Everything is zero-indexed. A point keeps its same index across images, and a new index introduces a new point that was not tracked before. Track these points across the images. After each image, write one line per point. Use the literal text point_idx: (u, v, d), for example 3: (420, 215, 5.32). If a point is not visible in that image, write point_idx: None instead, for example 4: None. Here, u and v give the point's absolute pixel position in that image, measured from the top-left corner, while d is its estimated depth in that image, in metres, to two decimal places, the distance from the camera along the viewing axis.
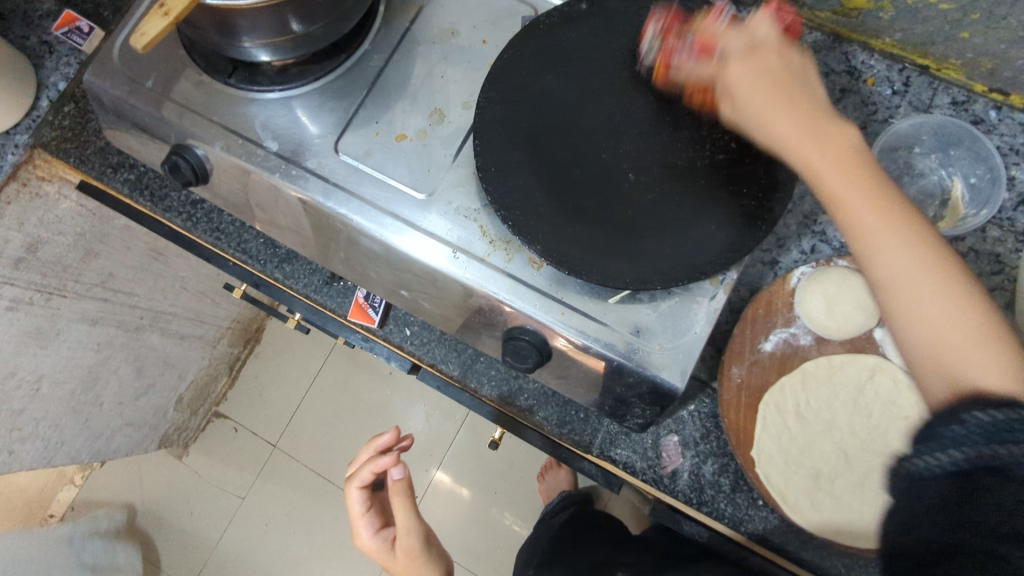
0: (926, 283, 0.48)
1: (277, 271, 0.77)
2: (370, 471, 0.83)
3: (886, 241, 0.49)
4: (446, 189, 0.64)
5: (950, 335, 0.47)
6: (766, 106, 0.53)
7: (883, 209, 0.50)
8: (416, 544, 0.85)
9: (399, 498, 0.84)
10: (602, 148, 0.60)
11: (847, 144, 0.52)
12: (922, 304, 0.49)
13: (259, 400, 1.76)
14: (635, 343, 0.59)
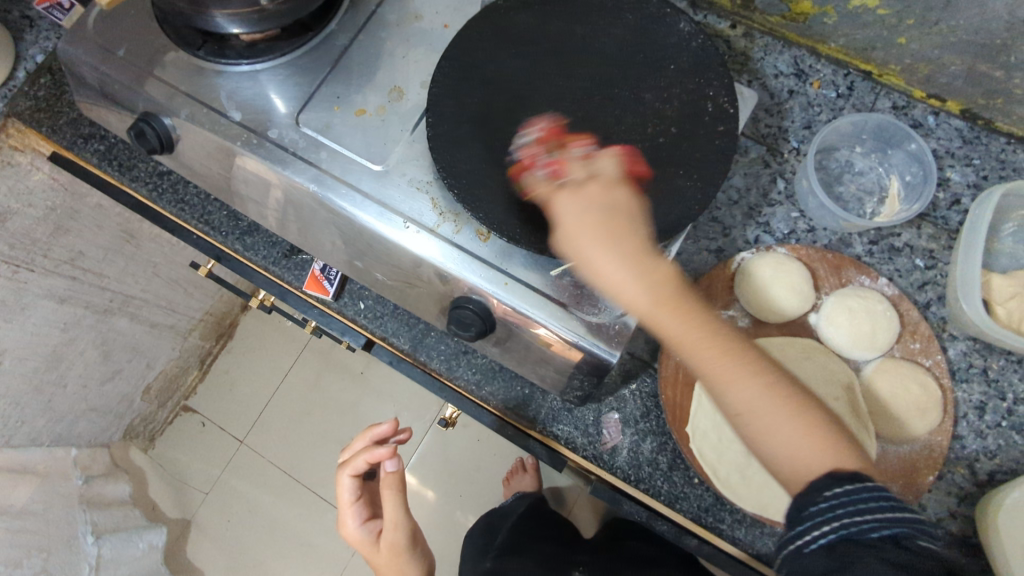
0: (782, 418, 0.52)
1: (237, 243, 0.79)
2: (364, 459, 0.81)
3: (734, 375, 0.54)
4: (401, 162, 0.67)
5: (808, 461, 0.52)
6: (591, 242, 0.56)
7: (735, 350, 0.54)
8: (402, 542, 0.82)
9: (391, 492, 0.82)
10: (550, 128, 0.64)
11: (653, 274, 0.55)
12: (769, 431, 0.53)
13: (229, 395, 1.76)
14: (576, 315, 0.62)
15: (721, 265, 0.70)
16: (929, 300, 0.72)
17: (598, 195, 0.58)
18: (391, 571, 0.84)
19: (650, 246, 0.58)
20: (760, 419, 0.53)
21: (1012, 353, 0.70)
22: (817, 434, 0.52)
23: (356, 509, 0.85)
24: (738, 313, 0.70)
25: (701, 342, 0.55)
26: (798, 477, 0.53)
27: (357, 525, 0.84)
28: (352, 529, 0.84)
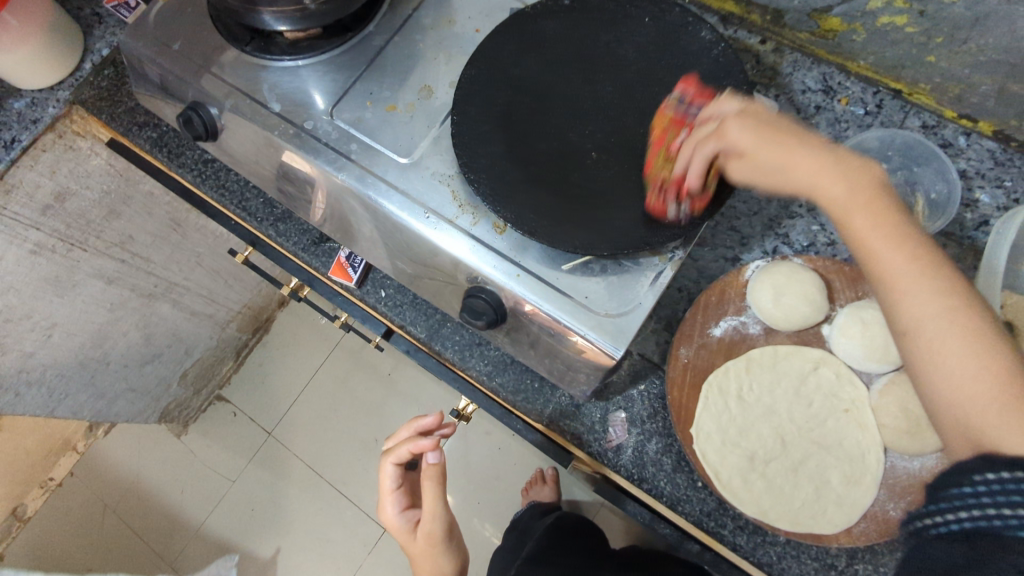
0: (959, 345, 0.51)
1: (271, 229, 0.84)
2: (410, 447, 0.83)
3: (879, 245, 0.56)
4: (428, 157, 0.70)
5: (971, 395, 0.50)
6: (793, 153, 0.58)
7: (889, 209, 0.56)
8: (439, 529, 0.85)
9: (431, 482, 0.83)
10: (570, 129, 0.66)
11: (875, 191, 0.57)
12: (941, 357, 0.52)
13: (261, 388, 1.81)
14: (584, 309, 0.63)
15: (735, 271, 0.71)
16: None
17: (767, 121, 0.59)
18: (427, 557, 0.88)
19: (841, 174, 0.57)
20: (934, 342, 0.52)
21: None
22: (983, 373, 0.50)
23: (399, 496, 0.88)
24: (750, 319, 0.70)
25: (883, 212, 0.56)
26: (964, 419, 0.51)
27: (399, 513, 0.88)
28: (394, 516, 0.88)
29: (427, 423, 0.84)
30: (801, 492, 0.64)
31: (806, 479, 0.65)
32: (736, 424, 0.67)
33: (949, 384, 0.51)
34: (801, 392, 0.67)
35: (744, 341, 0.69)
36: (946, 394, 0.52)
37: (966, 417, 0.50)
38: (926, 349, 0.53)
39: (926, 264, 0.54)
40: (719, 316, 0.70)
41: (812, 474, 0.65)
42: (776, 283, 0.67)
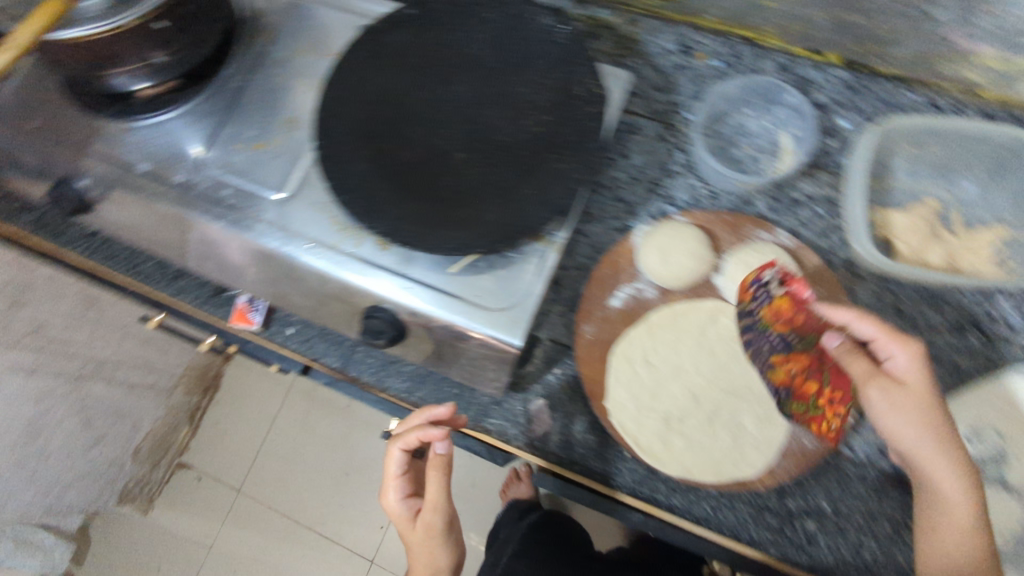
0: (965, 539, 0.61)
1: (167, 288, 0.82)
2: (417, 436, 0.68)
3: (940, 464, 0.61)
4: (302, 187, 0.70)
5: (956, 551, 0.60)
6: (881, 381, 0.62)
7: (934, 404, 0.62)
8: (440, 525, 0.73)
9: (436, 474, 0.71)
10: (433, 134, 0.67)
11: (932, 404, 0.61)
12: (942, 531, 0.61)
13: (218, 449, 1.76)
14: (477, 307, 0.64)
15: (624, 240, 0.75)
16: (834, 245, 0.73)
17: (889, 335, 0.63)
18: (425, 548, 0.75)
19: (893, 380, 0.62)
20: (942, 531, 0.61)
21: (920, 285, 0.71)
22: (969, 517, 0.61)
23: (401, 483, 0.76)
24: (646, 284, 0.73)
25: (924, 401, 0.62)
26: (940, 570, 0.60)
27: (399, 496, 0.76)
28: (394, 503, 0.75)
29: (440, 413, 0.68)
30: (715, 441, 0.67)
31: (722, 428, 0.68)
32: (648, 388, 0.70)
33: (942, 552, 0.61)
34: (702, 344, 0.71)
35: (645, 306, 0.73)
36: (935, 549, 0.61)
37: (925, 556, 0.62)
38: (931, 539, 0.62)
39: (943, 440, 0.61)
40: (615, 288, 0.73)
41: (724, 421, 0.68)
42: (660, 244, 0.72)
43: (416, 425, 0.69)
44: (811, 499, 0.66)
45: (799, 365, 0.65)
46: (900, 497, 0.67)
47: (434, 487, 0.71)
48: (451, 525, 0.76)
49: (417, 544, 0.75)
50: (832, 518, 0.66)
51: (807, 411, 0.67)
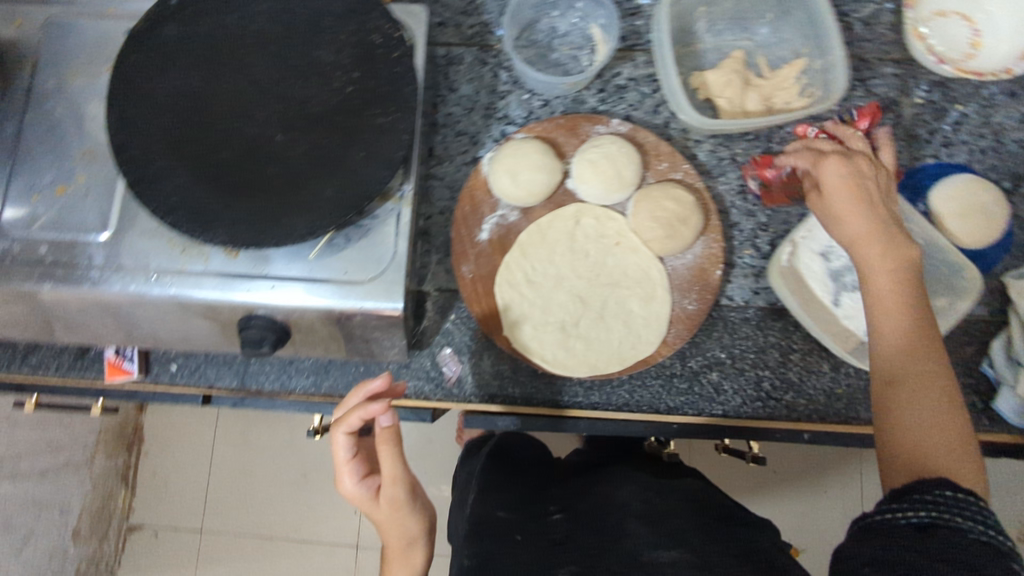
0: (944, 421, 0.53)
1: (24, 367, 0.76)
2: (360, 418, 0.59)
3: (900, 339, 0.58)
4: (127, 219, 0.65)
5: (938, 442, 0.52)
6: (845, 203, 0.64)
7: (890, 234, 0.61)
8: (406, 499, 0.62)
9: (389, 449, 0.60)
10: (243, 124, 0.63)
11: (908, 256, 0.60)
12: (916, 406, 0.55)
13: (161, 499, 1.58)
14: (349, 284, 0.63)
15: (473, 173, 0.72)
16: (667, 119, 0.77)
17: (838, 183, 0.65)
18: (398, 530, 0.64)
19: (888, 228, 0.62)
20: (916, 390, 0.55)
21: (748, 134, 0.76)
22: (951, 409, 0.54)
23: (356, 467, 0.63)
24: (507, 209, 0.73)
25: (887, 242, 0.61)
26: (909, 458, 0.53)
27: (356, 483, 0.63)
28: (351, 491, 0.63)
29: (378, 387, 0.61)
30: (614, 333, 0.71)
31: (613, 319, 0.71)
32: (539, 306, 0.71)
33: (911, 428, 0.54)
34: (576, 248, 0.72)
35: (511, 232, 0.72)
36: (911, 431, 0.54)
37: (909, 447, 0.53)
38: (908, 405, 0.55)
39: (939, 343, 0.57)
40: (481, 220, 0.72)
41: (616, 312, 0.72)
42: (507, 166, 0.69)
43: (354, 406, 0.61)
44: (706, 353, 0.73)
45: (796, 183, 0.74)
46: (779, 325, 0.75)
47: (390, 463, 0.60)
48: (418, 494, 0.65)
49: (388, 527, 0.64)
50: (730, 363, 0.73)
51: (682, 280, 0.71)
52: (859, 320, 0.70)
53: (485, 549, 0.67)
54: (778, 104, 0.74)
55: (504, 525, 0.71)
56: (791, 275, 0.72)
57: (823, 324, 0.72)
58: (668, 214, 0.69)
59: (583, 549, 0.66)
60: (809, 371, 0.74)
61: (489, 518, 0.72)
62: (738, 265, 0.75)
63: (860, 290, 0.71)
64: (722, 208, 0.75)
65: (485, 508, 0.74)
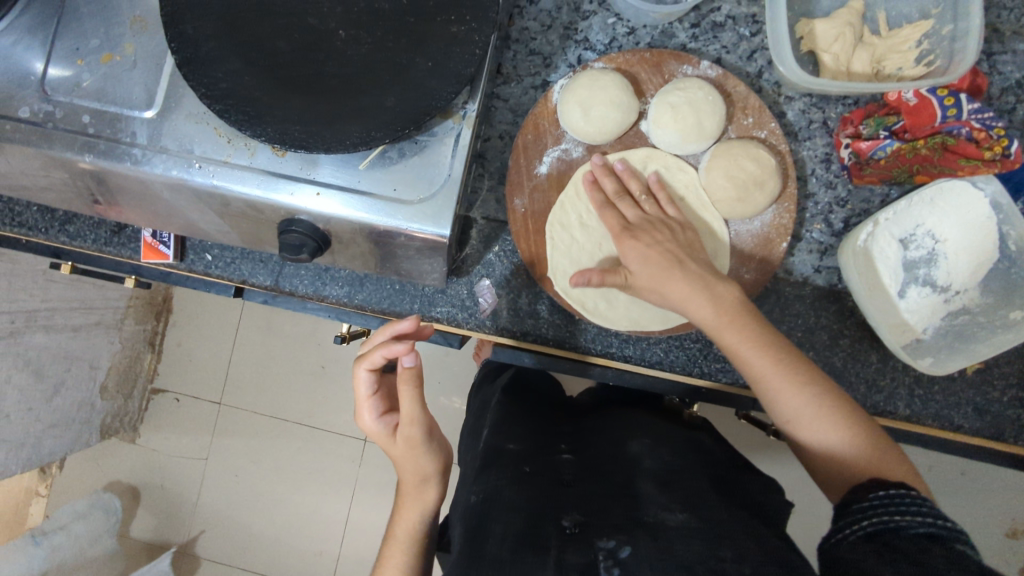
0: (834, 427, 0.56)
1: (61, 234, 0.76)
2: (382, 356, 0.61)
3: (783, 385, 0.57)
4: (174, 100, 0.62)
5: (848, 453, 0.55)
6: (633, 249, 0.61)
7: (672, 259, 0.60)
8: (421, 438, 0.64)
9: (409, 390, 0.61)
10: (306, 12, 0.58)
11: (685, 285, 0.58)
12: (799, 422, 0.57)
13: (189, 368, 1.67)
14: (397, 202, 0.59)
15: (542, 100, 0.67)
16: (761, 68, 0.70)
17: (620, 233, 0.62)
18: (411, 466, 0.66)
19: (670, 261, 0.60)
20: (805, 415, 0.57)
21: (848, 98, 0.69)
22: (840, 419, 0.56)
23: (376, 403, 0.65)
24: (571, 144, 0.68)
25: (667, 270, 0.59)
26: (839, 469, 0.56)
27: (375, 418, 0.66)
28: (370, 426, 0.65)
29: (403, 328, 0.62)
30: None
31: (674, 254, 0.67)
32: (587, 250, 0.68)
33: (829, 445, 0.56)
34: None
35: (572, 168, 0.68)
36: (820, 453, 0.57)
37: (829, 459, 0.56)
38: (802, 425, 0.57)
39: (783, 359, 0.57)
40: (542, 152, 0.67)
41: None
42: (580, 98, 0.64)
43: (380, 344, 0.62)
44: None
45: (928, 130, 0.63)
46: (834, 308, 0.69)
47: (408, 401, 0.62)
48: (435, 436, 0.66)
49: (403, 464, 0.66)
50: None
51: (744, 248, 0.66)
52: (919, 315, 0.67)
53: (492, 479, 0.67)
54: (890, 68, 0.67)
55: (513, 459, 0.71)
56: (863, 258, 0.66)
57: (884, 317, 0.67)
58: (745, 175, 0.63)
59: (587, 498, 0.65)
60: (855, 359, 0.69)
61: (500, 450, 0.72)
62: (805, 238, 0.70)
63: (931, 287, 0.68)
64: (801, 175, 0.69)
65: (497, 440, 0.74)
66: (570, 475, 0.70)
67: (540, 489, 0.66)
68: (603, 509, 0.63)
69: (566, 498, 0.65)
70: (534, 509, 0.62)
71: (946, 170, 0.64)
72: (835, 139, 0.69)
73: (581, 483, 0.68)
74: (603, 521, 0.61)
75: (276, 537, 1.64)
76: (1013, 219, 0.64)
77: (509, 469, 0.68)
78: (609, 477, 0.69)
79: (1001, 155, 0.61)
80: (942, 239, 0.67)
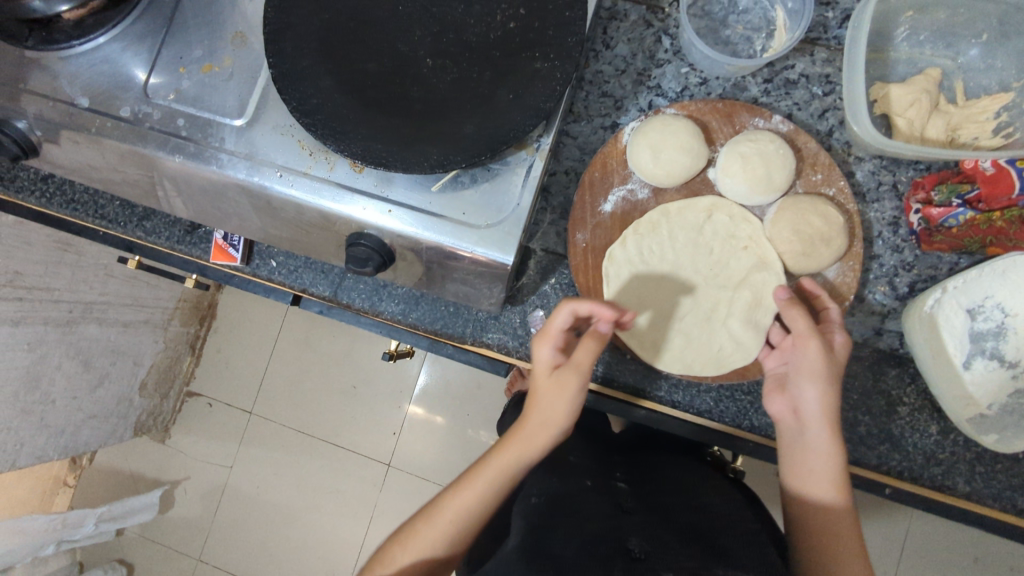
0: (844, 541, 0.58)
1: (138, 229, 0.79)
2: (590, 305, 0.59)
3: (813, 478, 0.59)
4: (264, 111, 0.65)
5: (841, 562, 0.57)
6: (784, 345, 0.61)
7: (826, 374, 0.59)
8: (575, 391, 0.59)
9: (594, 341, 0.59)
10: (398, 39, 0.61)
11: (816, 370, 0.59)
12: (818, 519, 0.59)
13: (226, 374, 1.70)
14: (464, 226, 0.61)
15: (611, 140, 0.68)
16: (832, 127, 0.70)
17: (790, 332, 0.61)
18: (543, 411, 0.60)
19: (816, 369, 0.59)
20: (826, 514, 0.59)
21: (920, 163, 0.68)
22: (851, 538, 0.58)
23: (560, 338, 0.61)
24: (637, 185, 0.69)
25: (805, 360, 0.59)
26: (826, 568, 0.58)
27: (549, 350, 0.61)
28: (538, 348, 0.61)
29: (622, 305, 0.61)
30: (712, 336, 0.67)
31: (720, 324, 0.67)
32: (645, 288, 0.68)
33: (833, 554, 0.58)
34: (699, 241, 0.68)
35: (636, 209, 0.69)
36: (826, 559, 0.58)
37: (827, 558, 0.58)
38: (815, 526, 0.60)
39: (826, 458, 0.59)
40: (608, 190, 0.68)
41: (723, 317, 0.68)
42: (651, 140, 0.65)
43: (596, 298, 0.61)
44: None
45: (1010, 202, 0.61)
46: (895, 373, 0.67)
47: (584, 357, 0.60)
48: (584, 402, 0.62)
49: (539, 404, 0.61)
50: None
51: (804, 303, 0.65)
52: (985, 391, 0.65)
53: (556, 486, 0.72)
54: (965, 137, 0.67)
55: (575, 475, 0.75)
56: (928, 325, 0.64)
57: (949, 386, 0.64)
58: (812, 231, 0.63)
59: (648, 521, 0.67)
60: (914, 429, 0.66)
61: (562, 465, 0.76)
62: (868, 299, 0.68)
63: (998, 361, 0.66)
64: (867, 236, 0.69)
65: (558, 451, 0.80)
66: (629, 500, 0.72)
67: (602, 507, 0.69)
68: (667, 535, 0.65)
69: (625, 519, 0.67)
70: (602, 525, 0.65)
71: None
72: (905, 203, 0.68)
73: (640, 510, 0.70)
74: (664, 546, 0.62)
75: (290, 553, 1.62)
76: None
77: (572, 480, 0.74)
78: (667, 514, 0.70)
79: None
80: (1012, 313, 0.65)
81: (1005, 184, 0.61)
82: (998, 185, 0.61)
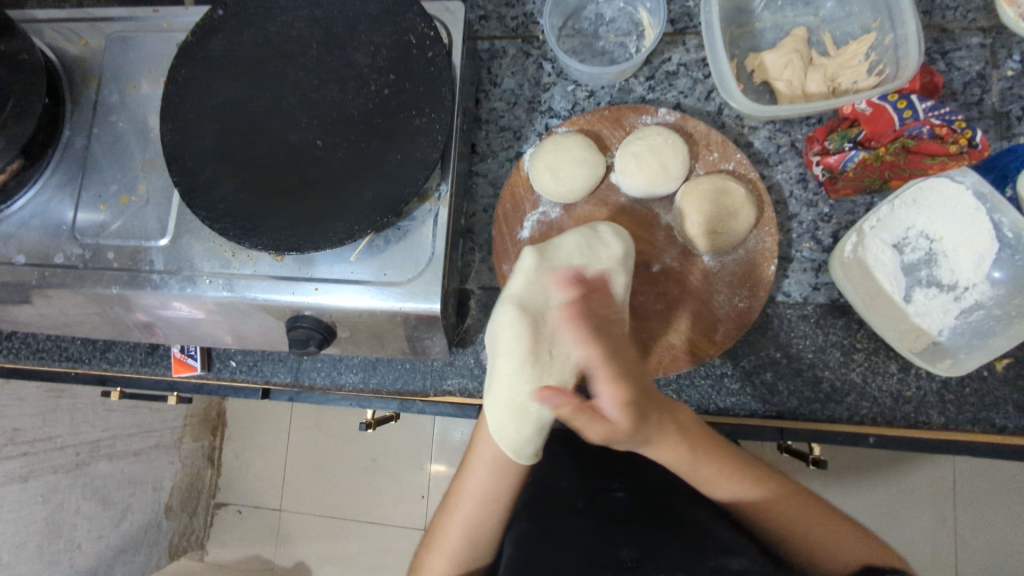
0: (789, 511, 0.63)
1: (103, 361, 0.82)
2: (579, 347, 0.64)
3: (720, 477, 0.65)
4: (183, 225, 0.68)
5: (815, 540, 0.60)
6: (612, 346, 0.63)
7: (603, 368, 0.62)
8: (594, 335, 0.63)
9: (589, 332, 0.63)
10: (287, 130, 0.65)
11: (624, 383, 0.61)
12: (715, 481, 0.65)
13: (248, 478, 1.71)
14: (388, 285, 0.63)
15: (515, 169, 0.71)
16: (720, 105, 0.73)
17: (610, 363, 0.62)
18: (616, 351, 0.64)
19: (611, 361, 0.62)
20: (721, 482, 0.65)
21: (811, 118, 0.71)
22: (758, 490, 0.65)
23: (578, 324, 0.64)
24: (549, 206, 0.71)
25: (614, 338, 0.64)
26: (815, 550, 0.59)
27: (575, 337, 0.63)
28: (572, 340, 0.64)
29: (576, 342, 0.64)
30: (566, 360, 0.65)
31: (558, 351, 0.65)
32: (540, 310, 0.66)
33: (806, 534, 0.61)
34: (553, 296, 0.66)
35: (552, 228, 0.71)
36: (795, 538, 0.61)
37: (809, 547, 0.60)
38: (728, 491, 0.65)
39: (703, 452, 0.64)
40: (523, 218, 0.71)
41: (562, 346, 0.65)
42: (547, 162, 0.68)
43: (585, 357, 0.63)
44: (764, 351, 0.68)
45: (894, 134, 0.64)
46: (842, 323, 0.68)
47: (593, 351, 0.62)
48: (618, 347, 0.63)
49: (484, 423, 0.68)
50: (785, 364, 0.68)
51: (732, 278, 0.66)
52: (931, 317, 0.65)
53: (544, 513, 0.72)
54: (845, 84, 0.69)
55: (563, 505, 0.74)
56: (857, 268, 0.66)
57: (892, 323, 0.66)
58: (717, 209, 0.65)
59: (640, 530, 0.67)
60: (875, 372, 0.67)
61: (553, 492, 0.77)
62: (797, 258, 0.70)
63: (937, 287, 0.66)
64: (779, 198, 0.71)
65: (549, 484, 0.79)
66: (624, 514, 0.70)
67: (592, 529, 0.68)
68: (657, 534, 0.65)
69: (615, 531, 0.67)
70: (587, 549, 0.64)
71: (917, 171, 0.65)
72: (806, 158, 0.70)
73: (634, 518, 0.70)
74: (661, 552, 0.62)
75: None
76: (1001, 207, 0.63)
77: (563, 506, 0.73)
78: (659, 516, 0.69)
79: (968, 147, 0.63)
80: (937, 237, 0.67)
81: (883, 118, 0.64)
82: (877, 120, 0.64)
